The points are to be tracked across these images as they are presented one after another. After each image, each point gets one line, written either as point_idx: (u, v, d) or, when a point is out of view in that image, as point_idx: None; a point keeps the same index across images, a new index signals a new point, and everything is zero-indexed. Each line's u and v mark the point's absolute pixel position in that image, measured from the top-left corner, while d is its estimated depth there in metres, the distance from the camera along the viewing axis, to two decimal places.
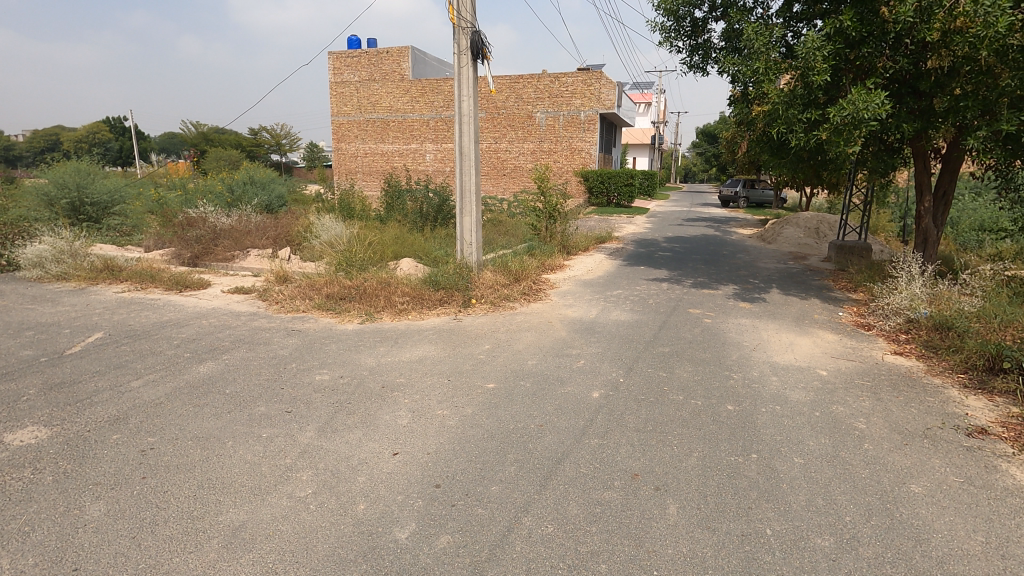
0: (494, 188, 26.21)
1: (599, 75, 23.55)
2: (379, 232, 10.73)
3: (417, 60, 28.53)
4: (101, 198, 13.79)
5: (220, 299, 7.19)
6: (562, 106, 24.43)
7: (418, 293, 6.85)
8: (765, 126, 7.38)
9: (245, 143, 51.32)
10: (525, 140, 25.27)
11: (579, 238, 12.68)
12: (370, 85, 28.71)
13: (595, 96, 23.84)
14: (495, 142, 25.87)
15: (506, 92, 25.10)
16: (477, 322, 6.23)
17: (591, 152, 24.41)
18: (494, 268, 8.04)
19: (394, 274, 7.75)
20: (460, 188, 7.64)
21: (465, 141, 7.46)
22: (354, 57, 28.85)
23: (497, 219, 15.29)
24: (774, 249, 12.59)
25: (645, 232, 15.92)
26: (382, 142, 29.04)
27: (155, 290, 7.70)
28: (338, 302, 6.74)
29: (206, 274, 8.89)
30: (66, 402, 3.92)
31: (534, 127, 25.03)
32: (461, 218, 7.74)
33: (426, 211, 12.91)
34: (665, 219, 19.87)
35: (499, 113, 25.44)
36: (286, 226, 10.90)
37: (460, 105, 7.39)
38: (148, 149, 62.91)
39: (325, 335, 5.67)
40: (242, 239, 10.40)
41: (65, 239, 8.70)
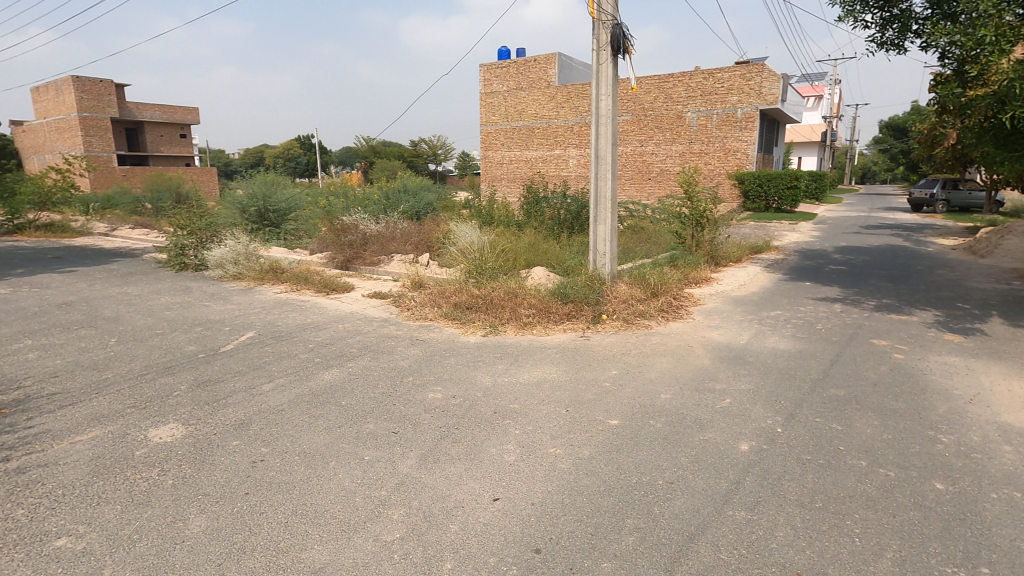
0: (638, 193, 25.18)
1: (761, 67, 21.34)
2: (514, 240, 10.62)
3: (564, 66, 28.46)
4: (281, 206, 15.64)
5: (359, 303, 7.48)
6: (715, 103, 22.60)
7: (545, 306, 6.46)
8: (991, 110, 5.78)
9: (407, 154, 55.89)
10: (673, 142, 23.84)
11: (731, 248, 11.38)
12: (517, 94, 29.31)
13: (754, 91, 21.64)
14: (641, 145, 24.84)
15: (654, 92, 24.04)
16: (607, 341, 5.65)
17: (749, 152, 22.19)
18: (629, 281, 7.37)
19: (523, 284, 7.47)
20: (595, 194, 7.11)
21: (602, 143, 6.92)
22: (503, 68, 29.70)
23: (639, 226, 14.43)
24: (991, 265, 10.10)
25: (812, 241, 13.90)
26: (527, 149, 29.48)
27: (307, 291, 8.29)
28: (465, 312, 6.61)
29: (353, 277, 9.45)
30: (206, 402, 4.15)
31: (683, 127, 23.52)
32: (596, 227, 7.20)
33: (562, 218, 12.55)
34: (838, 226, 17.29)
35: (646, 116, 24.45)
36: (427, 232, 11.26)
37: (598, 105, 6.86)
38: (329, 163, 71.58)
39: (447, 347, 5.51)
40: (388, 245, 10.94)
41: (242, 243, 9.81)
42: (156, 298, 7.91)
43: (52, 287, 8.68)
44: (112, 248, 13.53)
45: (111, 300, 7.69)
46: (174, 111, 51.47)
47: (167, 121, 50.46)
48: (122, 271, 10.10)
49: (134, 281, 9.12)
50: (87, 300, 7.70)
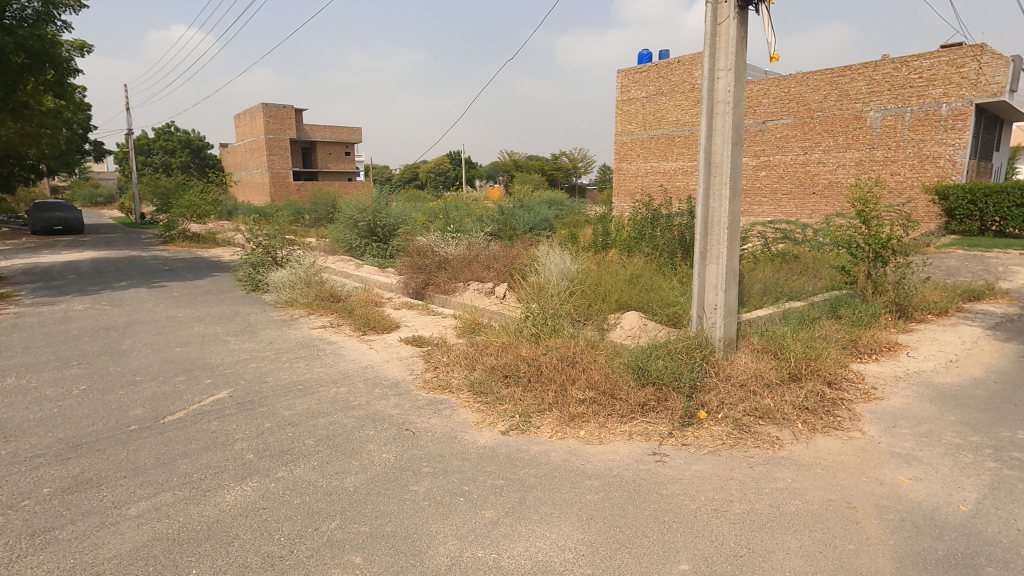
0: (797, 209, 21.18)
1: (979, 49, 16.34)
2: (613, 273, 8.47)
3: None
4: (389, 222, 15.09)
5: (387, 353, 5.94)
6: (910, 99, 17.92)
7: (607, 388, 4.31)
8: None
9: (547, 167, 55.12)
10: (848, 149, 19.55)
11: (930, 293, 7.98)
12: (657, 100, 26.59)
13: (967, 81, 16.69)
14: (805, 152, 20.82)
15: (824, 90, 19.97)
16: (694, 471, 3.37)
17: (956, 159, 17.14)
18: (753, 353, 4.87)
19: (595, 344, 5.35)
20: (704, 219, 4.76)
21: (716, 141, 4.61)
22: (642, 72, 27.19)
23: (792, 256, 11.24)
24: None
25: None
26: (666, 160, 26.50)
27: (345, 329, 6.98)
28: (498, 385, 4.70)
29: (411, 311, 8.03)
30: (33, 531, 2.81)
31: (862, 130, 19.12)
32: (704, 267, 4.83)
33: (685, 242, 9.99)
34: None
35: (813, 118, 20.39)
36: (512, 258, 9.54)
37: (714, 86, 4.55)
38: (475, 177, 73.98)
39: (435, 453, 3.64)
40: (466, 271, 9.42)
41: (304, 264, 8.87)
42: (191, 325, 7.18)
43: (123, 305, 8.51)
44: (225, 261, 13.89)
45: (147, 327, 7.10)
46: (340, 131, 56.57)
47: (333, 140, 55.54)
48: (202, 289, 9.85)
49: (197, 302, 8.67)
50: (129, 324, 7.21)
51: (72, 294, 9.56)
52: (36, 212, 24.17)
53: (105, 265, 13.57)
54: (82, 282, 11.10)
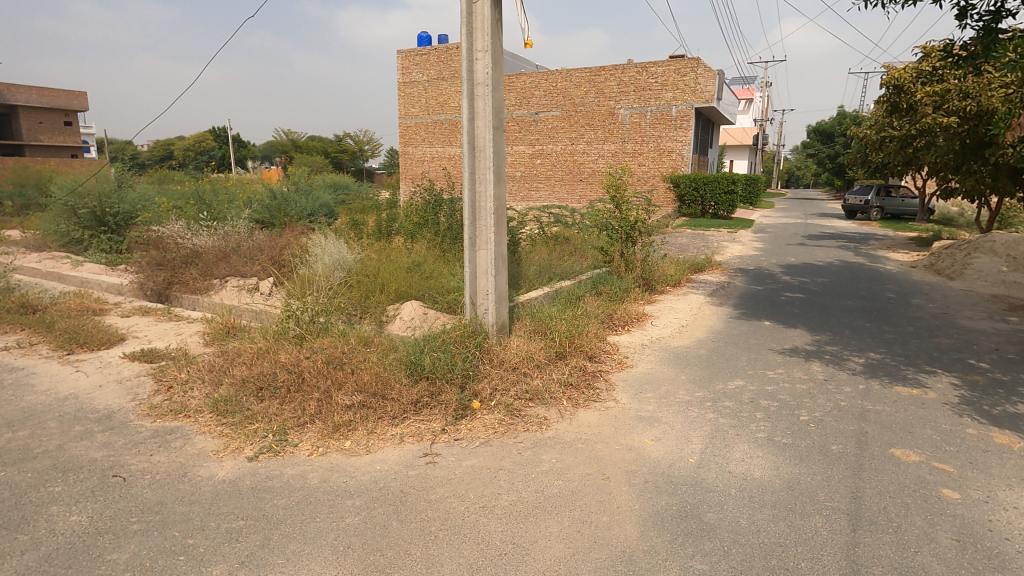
0: (568, 195, 23.36)
1: (696, 62, 19.75)
2: (394, 261, 8.09)
3: None
4: (123, 209, 12.21)
5: (102, 375, 4.70)
6: (649, 100, 20.92)
7: (377, 390, 3.96)
8: None
9: (330, 149, 51.73)
10: (605, 141, 22.10)
11: (668, 267, 9.35)
12: (439, 84, 26.60)
13: (689, 88, 20.10)
14: (572, 143, 22.94)
15: (585, 87, 22.16)
16: (465, 467, 3.24)
17: (683, 153, 20.60)
18: (524, 336, 4.99)
19: (367, 341, 4.94)
20: (471, 204, 4.65)
21: (479, 125, 4.51)
22: (423, 55, 26.89)
23: (563, 238, 12.19)
24: (968, 289, 8.51)
25: (754, 254, 12.18)
26: (451, 145, 26.78)
27: (42, 349, 5.36)
28: (249, 401, 4.00)
29: (146, 318, 6.57)
30: None
31: (615, 125, 21.75)
32: (474, 253, 4.74)
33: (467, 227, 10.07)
34: (778, 236, 15.82)
35: (577, 111, 22.52)
36: (280, 249, 8.51)
37: (473, 67, 4.43)
38: (247, 157, 66.02)
39: (153, 504, 2.88)
40: (223, 266, 8.10)
41: None
42: None
43: None
44: None
45: None
46: (53, 93, 45.01)
47: (44, 104, 43.97)
48: None
49: None
50: None
51: None
52: None
53: None
54: None
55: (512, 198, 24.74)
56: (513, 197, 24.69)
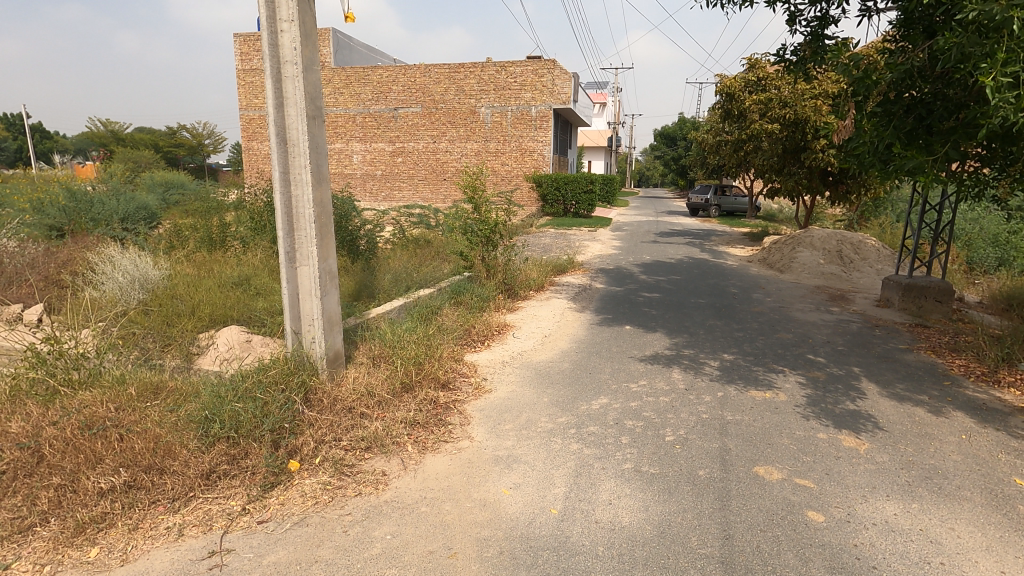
0: (433, 194, 22.63)
1: (552, 64, 20.06)
2: (217, 277, 6.80)
3: (342, 45, 24.19)
4: None
5: None
6: (509, 100, 20.87)
7: (152, 462, 2.97)
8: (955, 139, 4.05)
9: (162, 142, 45.46)
10: (468, 140, 21.68)
11: (531, 270, 9.07)
12: None
13: (547, 89, 20.37)
14: (434, 141, 22.19)
15: (444, 83, 21.50)
16: (265, 566, 2.43)
17: (544, 153, 20.87)
18: (364, 367, 4.22)
19: (155, 391, 3.83)
20: (286, 212, 3.75)
21: (290, 113, 3.64)
22: None
23: (424, 242, 11.47)
24: (795, 281, 9.31)
25: (613, 253, 12.48)
26: None
27: None
28: None
29: None
30: None
31: (477, 124, 21.41)
32: (293, 272, 3.85)
33: None
34: (634, 234, 16.55)
35: (437, 108, 21.79)
36: (57, 267, 6.75)
37: (277, 41, 3.54)
38: (52, 149, 55.81)
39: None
40: None
41: None
42: None
43: None
44: None
45: None
46: None
47: None
48: None
49: None
50: None
51: None
52: None
53: None
54: None
55: (373, 198, 23.40)
56: (374, 197, 23.34)
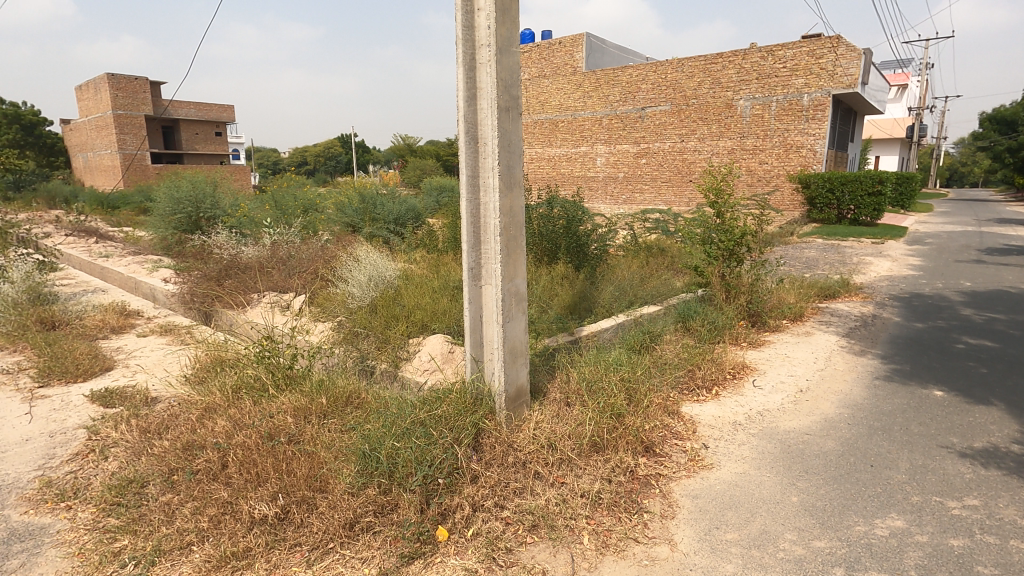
0: (676, 198, 20.94)
1: (835, 40, 16.58)
2: (442, 279, 6.88)
3: (595, 49, 24.10)
4: (219, 211, 11.67)
5: (42, 424, 3.93)
6: (775, 88, 18.00)
7: (304, 496, 2.71)
8: None
9: (443, 153, 52.52)
10: (721, 137, 19.49)
11: (788, 291, 7.24)
12: (540, 82, 24.90)
13: (826, 72, 16.97)
14: (682, 139, 20.55)
15: (698, 77, 19.70)
16: None
17: (817, 148, 17.46)
18: (549, 412, 3.50)
19: (344, 403, 3.72)
20: (472, 221, 3.23)
21: (483, 105, 3.11)
22: (524, 53, 25.63)
23: (657, 249, 10.34)
24: None
25: (912, 274, 9.46)
26: (550, 146, 24.90)
27: (21, 380, 4.76)
28: (154, 491, 2.92)
29: (162, 339, 5.92)
30: None
31: (733, 119, 19.07)
32: (477, 291, 3.33)
33: (537, 237, 8.61)
34: (943, 249, 12.55)
35: (688, 105, 20.10)
36: (322, 263, 7.66)
37: (470, 21, 3.03)
38: (367, 161, 69.74)
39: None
40: (262, 280, 7.32)
41: (14, 280, 6.41)
42: None
43: None
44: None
45: None
46: (210, 108, 42.62)
47: (203, 118, 41.82)
48: None
49: None
50: None
51: None
52: None
53: None
54: None
55: (614, 201, 22.85)
56: (614, 200, 22.78)
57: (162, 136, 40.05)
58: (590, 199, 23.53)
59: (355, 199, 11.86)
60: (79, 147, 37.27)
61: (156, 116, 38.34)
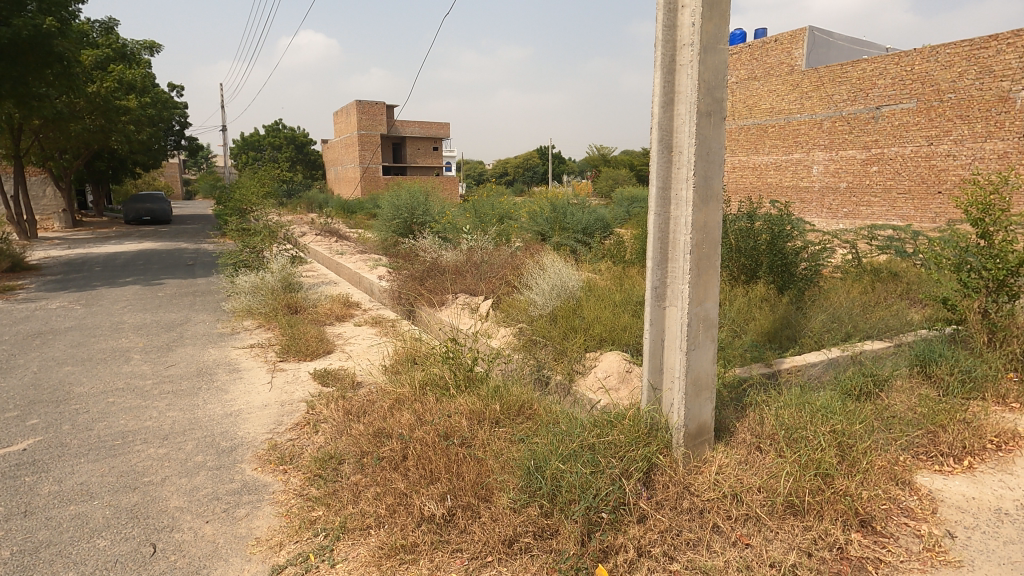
0: (916, 213, 17.38)
1: None
2: (623, 294, 6.63)
3: (820, 44, 21.30)
4: (427, 218, 12.99)
5: (277, 393, 4.71)
6: None
7: (470, 502, 2.78)
8: None
9: (638, 163, 51.49)
10: (987, 139, 15.70)
11: None
12: (749, 85, 22.96)
13: None
14: (929, 143, 17.06)
15: (959, 66, 16.18)
16: None
17: None
18: (734, 457, 3.07)
19: (517, 410, 3.75)
20: (660, 235, 2.96)
21: (680, 110, 2.84)
22: (733, 54, 23.82)
23: (888, 273, 8.65)
24: None
25: None
26: (757, 153, 22.77)
27: (269, 354, 5.80)
28: (347, 470, 3.26)
29: (373, 328, 6.73)
30: None
31: (1009, 115, 15.22)
32: (660, 310, 3.06)
33: (734, 253, 7.82)
34: None
35: (942, 101, 16.63)
36: (510, 271, 7.98)
37: (671, 20, 2.80)
38: (562, 172, 71.80)
39: None
40: (456, 282, 7.89)
41: (273, 270, 7.89)
42: (112, 339, 6.51)
43: (89, 309, 8.24)
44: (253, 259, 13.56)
45: (73, 339, 6.54)
46: (430, 126, 48.07)
47: (424, 135, 47.37)
48: (183, 293, 9.43)
49: (164, 310, 8.11)
50: (57, 333, 6.83)
51: (65, 292, 9.55)
52: (130, 202, 25.59)
53: (141, 258, 13.84)
54: (94, 277, 11.17)
55: (832, 214, 19.98)
56: (832, 213, 19.88)
57: (392, 152, 46.47)
58: (802, 212, 20.88)
59: (548, 208, 12.21)
60: (332, 162, 45.12)
61: (388, 135, 44.58)
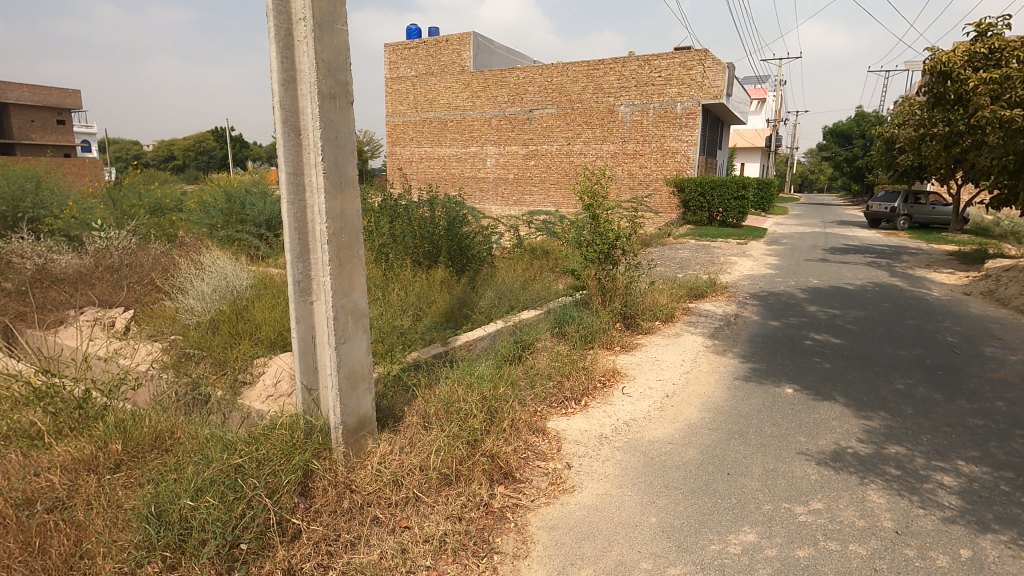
0: (564, 200, 21.26)
1: (703, 54, 17.72)
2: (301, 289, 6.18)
3: (483, 49, 23.85)
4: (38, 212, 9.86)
5: None
6: (652, 96, 18.88)
7: None
8: None
9: None
10: (604, 141, 20.12)
11: (660, 292, 7.39)
12: (428, 80, 24.29)
13: (696, 83, 18.06)
14: (568, 143, 20.96)
15: (582, 82, 20.19)
16: None
17: (689, 154, 18.52)
18: (396, 443, 3.10)
19: (148, 443, 3.08)
20: (295, 226, 2.72)
21: (304, 91, 2.63)
22: (411, 48, 24.75)
23: (541, 251, 10.30)
24: None
25: (769, 273, 10.19)
26: (440, 145, 24.38)
27: None
28: None
29: None
30: None
31: (615, 124, 19.77)
32: (305, 306, 2.84)
33: (415, 239, 8.10)
34: (796, 248, 13.76)
35: (573, 108, 20.55)
36: (159, 274, 6.60)
37: None
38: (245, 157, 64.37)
39: None
40: (78, 294, 6.13)
41: None
42: None
43: None
44: None
45: None
46: (46, 91, 36.85)
47: (39, 103, 36.10)
48: None
49: None
50: None
51: None
52: None
53: None
54: None
55: (505, 202, 22.93)
56: (505, 201, 22.81)
57: None
58: (482, 200, 23.36)
59: (217, 198, 10.64)
60: None
61: None
